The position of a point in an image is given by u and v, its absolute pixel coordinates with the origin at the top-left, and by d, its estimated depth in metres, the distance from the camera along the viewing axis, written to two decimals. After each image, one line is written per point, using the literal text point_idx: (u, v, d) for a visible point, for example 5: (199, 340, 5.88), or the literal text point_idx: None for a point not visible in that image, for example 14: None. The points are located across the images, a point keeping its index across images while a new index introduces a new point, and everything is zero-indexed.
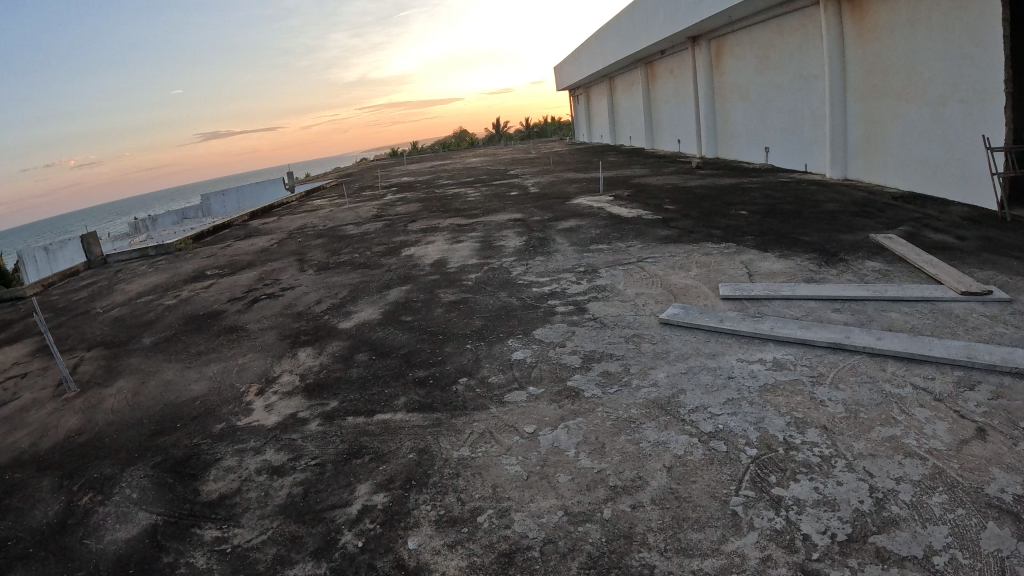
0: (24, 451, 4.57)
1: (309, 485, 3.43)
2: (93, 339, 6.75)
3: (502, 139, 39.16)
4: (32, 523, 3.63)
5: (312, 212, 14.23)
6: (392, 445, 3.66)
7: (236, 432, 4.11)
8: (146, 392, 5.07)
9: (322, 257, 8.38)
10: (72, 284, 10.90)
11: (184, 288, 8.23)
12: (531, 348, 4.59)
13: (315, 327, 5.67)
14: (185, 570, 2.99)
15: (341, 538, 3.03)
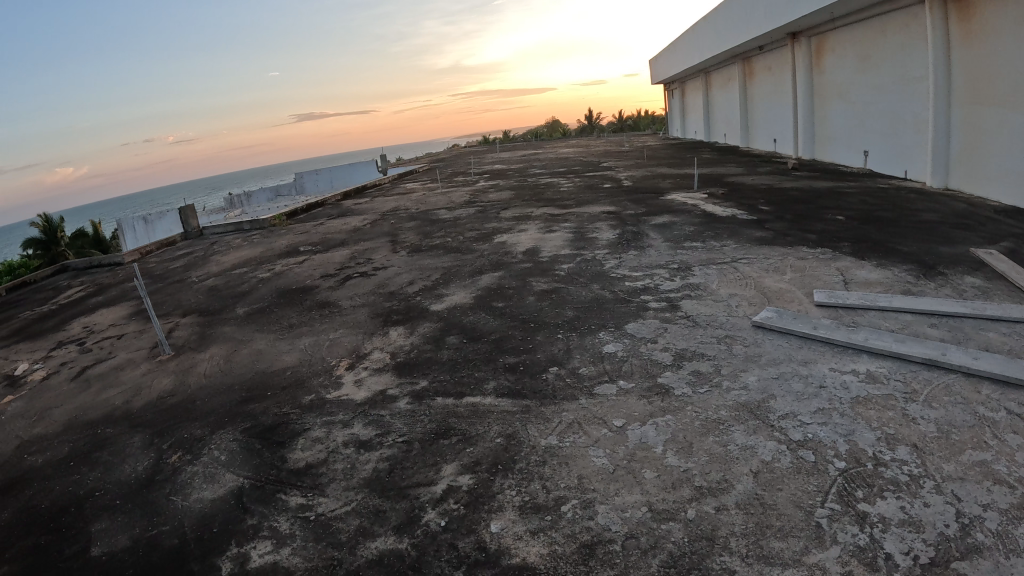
0: (119, 408, 4.84)
1: (395, 461, 3.49)
2: (190, 306, 7.08)
3: (592, 131, 38.83)
4: (121, 477, 3.88)
5: (405, 195, 14.46)
6: (480, 428, 3.69)
7: (327, 404, 4.22)
8: (238, 359, 5.28)
9: (415, 239, 8.51)
10: (172, 253, 11.47)
11: (278, 263, 8.52)
12: (622, 342, 4.54)
13: (407, 307, 5.76)
14: (267, 533, 3.10)
15: (424, 515, 3.07)
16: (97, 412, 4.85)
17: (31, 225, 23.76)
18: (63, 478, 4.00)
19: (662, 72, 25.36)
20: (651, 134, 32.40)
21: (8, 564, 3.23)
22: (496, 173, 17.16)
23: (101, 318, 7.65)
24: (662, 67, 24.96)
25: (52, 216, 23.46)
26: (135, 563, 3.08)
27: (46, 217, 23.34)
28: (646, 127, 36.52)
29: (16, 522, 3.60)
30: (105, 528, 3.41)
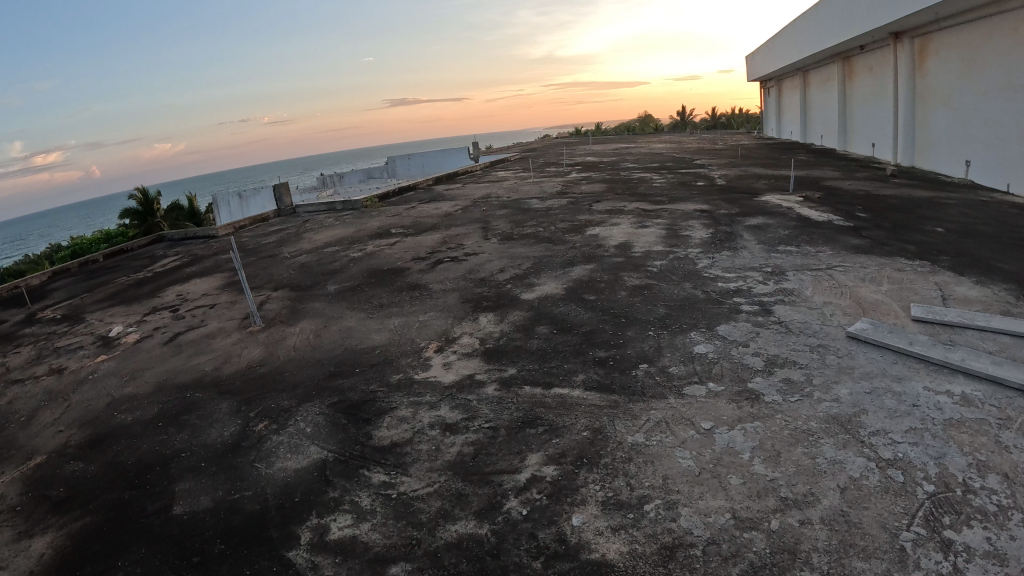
0: (209, 374, 5.04)
1: (480, 446, 3.50)
2: (282, 280, 7.30)
3: (683, 127, 38.04)
4: (208, 440, 4.04)
5: (495, 183, 14.51)
6: (567, 420, 3.66)
7: (414, 385, 4.28)
8: (327, 335, 5.42)
9: (506, 227, 8.54)
10: (266, 228, 11.87)
11: (369, 243, 8.69)
12: (714, 343, 4.43)
13: (498, 294, 5.79)
14: (349, 507, 3.16)
15: (506, 502, 3.07)
16: (187, 376, 5.07)
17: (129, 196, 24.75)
18: (152, 438, 4.19)
19: (759, 70, 24.67)
20: (745, 132, 31.53)
21: (89, 515, 3.52)
22: (583, 166, 16.99)
23: (196, 287, 7.97)
24: (759, 65, 24.25)
25: (148, 188, 24.47)
26: (216, 525, 3.21)
27: (143, 190, 24.34)
28: (739, 125, 35.55)
29: (104, 475, 3.88)
30: (188, 488, 3.57)
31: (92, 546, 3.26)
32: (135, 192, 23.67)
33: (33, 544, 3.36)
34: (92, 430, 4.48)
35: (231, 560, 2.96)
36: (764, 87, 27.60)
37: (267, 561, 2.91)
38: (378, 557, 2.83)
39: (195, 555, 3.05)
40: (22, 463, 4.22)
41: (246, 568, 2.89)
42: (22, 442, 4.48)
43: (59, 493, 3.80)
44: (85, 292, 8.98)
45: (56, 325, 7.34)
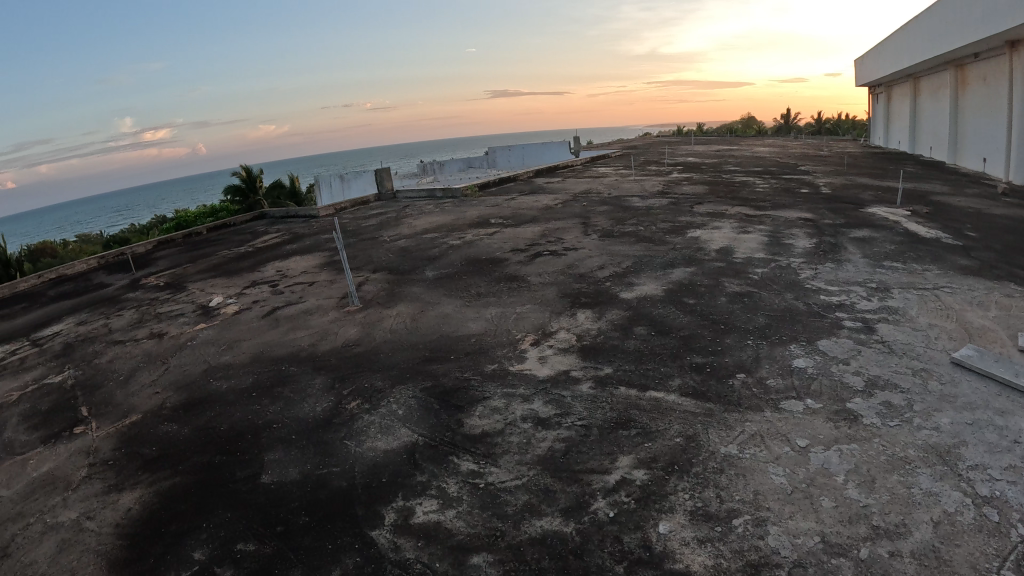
0: (305, 349, 5.16)
1: (571, 444, 3.45)
2: (380, 263, 7.45)
3: (786, 130, 36.72)
4: (301, 413, 4.13)
5: (596, 179, 14.34)
6: (660, 424, 3.58)
7: (508, 376, 4.27)
8: (423, 320, 5.47)
9: (606, 224, 8.46)
10: (367, 211, 12.16)
11: (468, 232, 8.77)
12: (813, 358, 4.27)
13: (596, 291, 5.72)
14: (436, 492, 3.17)
15: (594, 503, 3.01)
16: (283, 350, 5.20)
17: (236, 174, 25.50)
18: (245, 406, 4.32)
19: (867, 75, 23.71)
20: (851, 140, 30.31)
21: (181, 475, 3.65)
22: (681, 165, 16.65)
23: (296, 263, 8.21)
24: (868, 70, 23.23)
25: (252, 166, 25.33)
26: (302, 498, 3.27)
27: (246, 168, 25.18)
28: (844, 131, 34.19)
29: (196, 438, 4.02)
30: (277, 459, 3.65)
31: (181, 505, 3.39)
32: (238, 169, 24.46)
33: (120, 498, 3.58)
34: (188, 393, 4.66)
35: (314, 533, 3.02)
36: (873, 94, 26.48)
37: (350, 538, 2.94)
38: (461, 545, 2.82)
39: (280, 524, 3.11)
40: (119, 420, 4.46)
41: (329, 543, 2.94)
42: (121, 400, 4.74)
43: (151, 451, 3.97)
44: (190, 262, 9.41)
45: (162, 291, 7.74)
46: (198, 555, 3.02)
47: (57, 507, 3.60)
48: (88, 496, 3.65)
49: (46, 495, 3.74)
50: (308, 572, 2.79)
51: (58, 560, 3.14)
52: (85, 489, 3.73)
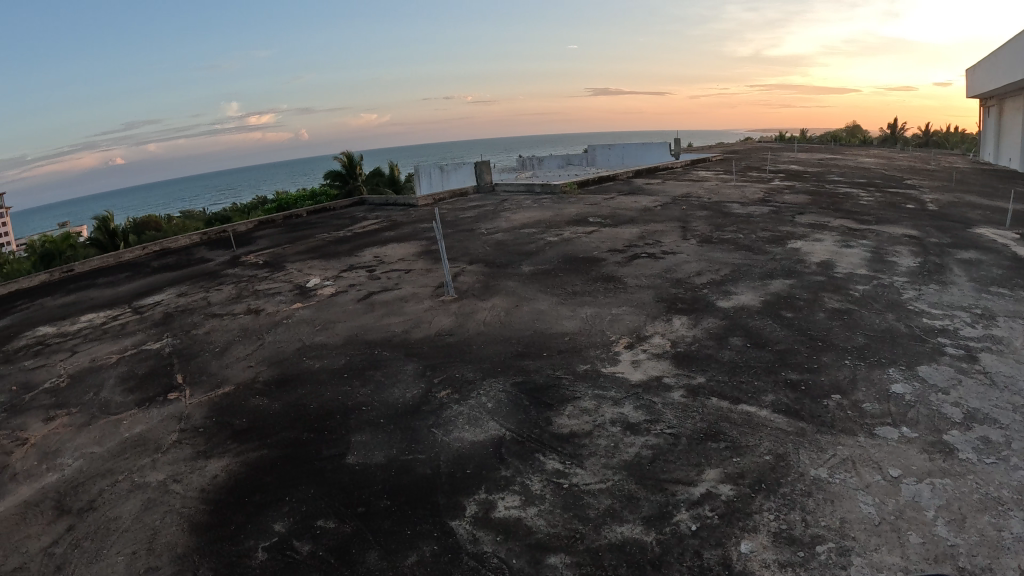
0: (398, 335, 5.24)
1: (659, 452, 3.40)
2: (476, 257, 7.53)
3: (891, 138, 34.97)
4: (390, 397, 4.19)
5: (698, 180, 13.97)
6: (750, 439, 3.48)
7: (599, 377, 4.23)
8: (517, 315, 5.46)
9: (705, 229, 8.30)
10: (465, 204, 12.32)
11: (566, 229, 8.76)
12: (912, 385, 4.06)
13: (693, 298, 5.62)
14: (519, 488, 3.16)
15: (676, 514, 2.95)
16: (376, 334, 5.29)
17: (337, 160, 25.42)
18: (337, 386, 4.42)
19: (981, 86, 22.47)
20: (962, 152, 28.78)
21: (268, 447, 3.75)
22: (781, 169, 16.11)
23: (394, 250, 8.35)
24: (982, 79, 21.98)
25: (354, 153, 25.33)
26: (386, 481, 3.31)
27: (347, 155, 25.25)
28: (952, 143, 32.48)
29: (286, 413, 4.12)
30: (364, 441, 3.70)
31: (266, 477, 3.49)
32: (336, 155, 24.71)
33: (208, 464, 3.70)
34: (280, 370, 4.80)
35: (394, 517, 3.05)
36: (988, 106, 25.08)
37: (429, 525, 2.96)
38: (539, 544, 2.80)
39: (360, 505, 3.16)
40: (212, 389, 4.64)
41: (408, 528, 2.96)
42: (215, 371, 4.94)
43: (241, 422, 4.09)
44: (289, 243, 9.76)
45: (261, 270, 8.05)
46: (278, 527, 3.09)
47: (146, 468, 3.77)
48: (177, 459, 3.80)
49: (137, 455, 3.93)
50: (385, 555, 2.82)
51: (141, 518, 3.31)
52: (175, 453, 3.87)
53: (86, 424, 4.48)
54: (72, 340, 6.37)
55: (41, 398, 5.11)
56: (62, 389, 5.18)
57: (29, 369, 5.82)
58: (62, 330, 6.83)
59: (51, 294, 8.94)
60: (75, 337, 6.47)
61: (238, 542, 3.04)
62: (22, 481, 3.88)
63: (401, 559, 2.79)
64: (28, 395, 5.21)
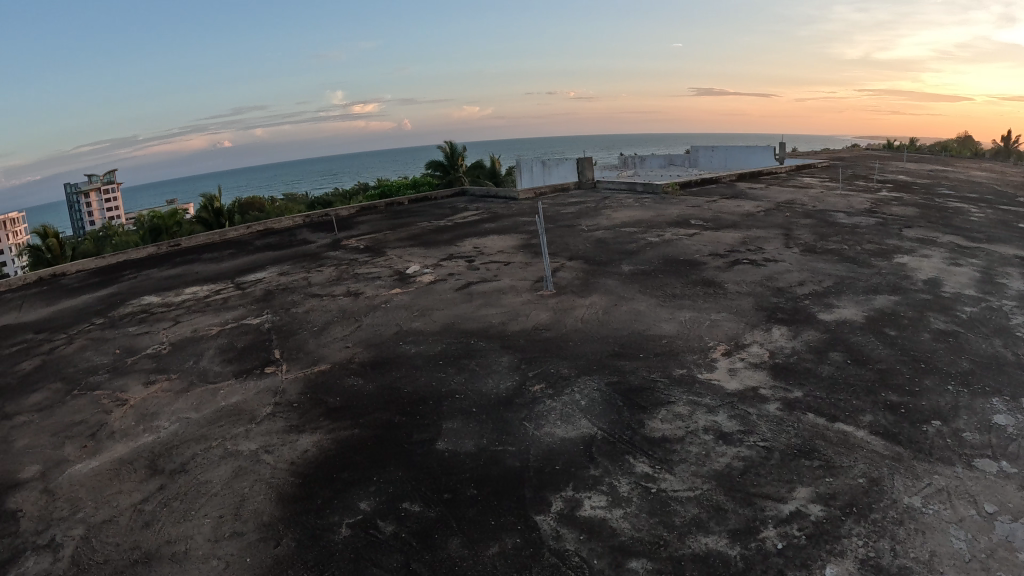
0: (495, 326, 5.29)
1: (751, 464, 3.31)
2: (575, 254, 7.52)
3: (1011, 151, 32.88)
4: (483, 387, 4.23)
5: (803, 186, 13.49)
6: (845, 460, 3.34)
7: (695, 383, 4.16)
8: (615, 314, 5.42)
9: (809, 238, 8.03)
10: (564, 200, 12.34)
11: (667, 230, 8.66)
12: (1017, 417, 3.76)
13: (794, 308, 5.45)
14: (607, 489, 3.14)
15: (763, 530, 2.85)
16: (474, 324, 5.36)
17: (439, 150, 25.35)
18: (432, 372, 4.50)
19: None
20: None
21: (360, 427, 3.85)
22: (889, 179, 15.38)
23: (494, 242, 8.41)
24: None
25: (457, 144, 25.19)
26: (474, 470, 3.35)
27: (450, 145, 25.20)
28: None
29: (379, 395, 4.23)
30: (454, 428, 3.76)
31: (355, 456, 3.58)
32: (438, 145, 24.96)
33: (299, 438, 3.82)
34: (376, 353, 4.91)
35: (479, 506, 3.08)
36: None
37: (512, 518, 2.98)
38: (622, 547, 2.77)
39: (446, 492, 3.20)
40: (308, 366, 4.81)
41: (492, 519, 2.99)
42: (312, 350, 5.10)
43: (335, 401, 4.21)
44: (389, 230, 10.02)
45: (361, 254, 8.29)
46: (363, 505, 3.17)
47: (239, 436, 3.93)
48: (271, 431, 3.94)
49: (232, 424, 4.10)
50: (467, 543, 2.85)
51: (231, 484, 3.46)
52: (268, 425, 4.02)
53: (185, 389, 4.73)
54: (176, 310, 6.73)
55: (144, 362, 5.43)
56: (163, 355, 5.47)
57: (135, 334, 6.19)
58: (168, 300, 7.22)
59: (162, 264, 9.48)
60: (180, 306, 6.84)
61: (323, 516, 3.13)
62: (122, 439, 4.15)
63: (483, 548, 2.81)
64: (132, 358, 5.54)
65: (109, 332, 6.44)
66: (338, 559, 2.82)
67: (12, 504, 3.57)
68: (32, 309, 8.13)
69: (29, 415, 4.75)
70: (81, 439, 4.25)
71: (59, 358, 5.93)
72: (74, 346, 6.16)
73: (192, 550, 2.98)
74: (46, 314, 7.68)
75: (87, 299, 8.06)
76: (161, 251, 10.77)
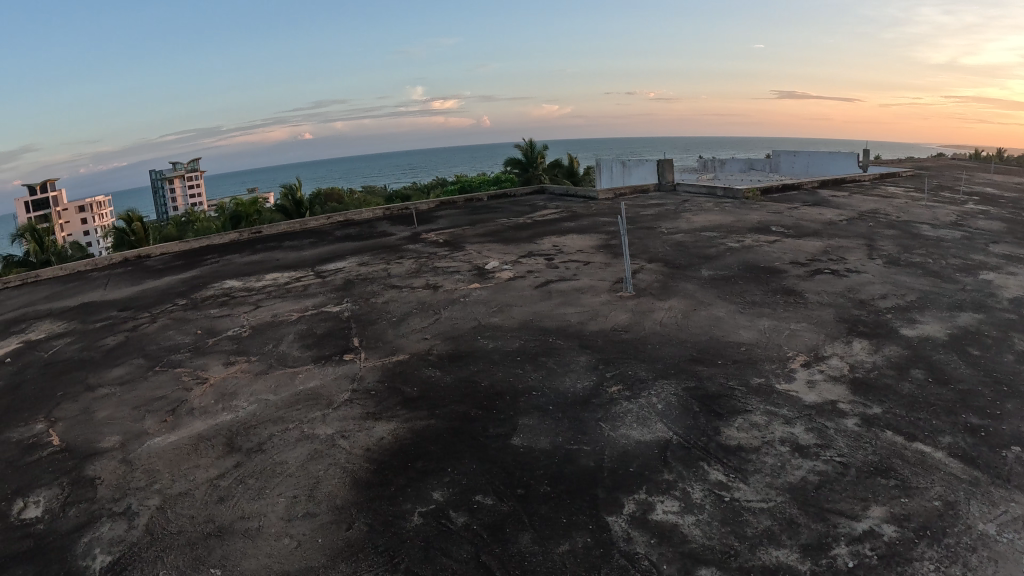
0: (574, 325, 5.30)
1: (827, 479, 3.24)
2: (654, 256, 7.47)
3: None
4: (559, 385, 4.26)
5: (888, 196, 13.05)
6: (921, 481, 3.21)
7: (773, 393, 4.09)
8: (694, 319, 5.36)
9: (892, 250, 7.76)
10: (643, 201, 12.27)
11: (748, 236, 8.51)
12: None
13: (875, 322, 5.29)
14: (680, 495, 3.13)
15: (835, 547, 2.78)
16: (552, 322, 5.38)
17: (519, 147, 25.32)
18: (509, 368, 4.55)
19: None
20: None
21: (436, 418, 3.92)
22: (980, 191, 14.71)
23: (574, 241, 8.41)
24: None
25: (536, 142, 25.25)
26: (548, 467, 3.38)
27: (529, 143, 25.23)
28: None
29: (456, 387, 4.30)
30: (530, 424, 3.79)
31: (430, 446, 3.64)
32: (516, 143, 24.99)
33: (375, 426, 3.91)
34: (454, 346, 4.99)
35: (552, 504, 3.10)
36: None
37: (583, 517, 2.99)
38: (693, 554, 2.75)
39: (520, 487, 3.24)
40: (386, 355, 4.91)
41: (564, 517, 3.00)
42: (390, 340, 5.21)
43: (412, 391, 4.30)
44: (468, 225, 10.15)
45: (439, 248, 8.43)
46: (436, 495, 3.23)
47: (316, 420, 4.05)
48: (348, 417, 4.05)
49: (309, 408, 4.23)
50: (537, 539, 2.88)
51: (306, 466, 3.56)
52: (345, 411, 4.13)
53: (264, 372, 4.89)
54: (256, 295, 6.97)
55: (224, 343, 5.64)
56: (243, 337, 5.67)
57: (216, 316, 6.43)
58: (248, 285, 7.48)
59: (245, 250, 9.84)
60: (262, 291, 7.08)
61: (396, 503, 3.20)
62: (201, 416, 4.32)
63: (554, 546, 2.83)
64: (213, 339, 5.76)
65: (190, 312, 6.72)
66: (408, 546, 2.88)
67: (93, 472, 3.78)
68: (118, 288, 8.54)
69: (113, 388, 5.00)
70: (161, 414, 4.45)
71: (142, 335, 6.22)
72: (157, 325, 6.46)
73: (264, 526, 3.09)
74: (131, 293, 8.05)
75: (170, 280, 8.41)
76: (244, 237, 11.17)
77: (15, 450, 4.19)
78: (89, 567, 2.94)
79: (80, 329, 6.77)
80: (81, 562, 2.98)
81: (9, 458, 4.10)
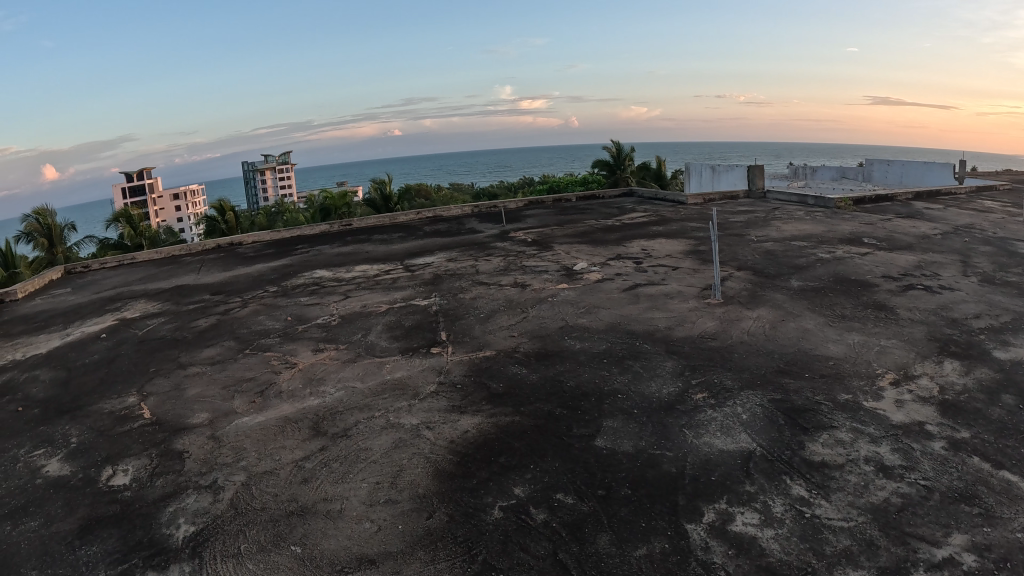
0: (662, 330, 5.28)
1: (910, 502, 3.14)
2: (744, 264, 7.35)
3: None
4: (645, 390, 4.25)
5: (989, 210, 12.40)
6: (1006, 511, 3.06)
7: (860, 411, 3.98)
8: (782, 331, 5.25)
9: (991, 268, 7.39)
10: (731, 207, 12.05)
11: (840, 247, 8.26)
12: None
13: (969, 343, 5.07)
14: (760, 508, 3.09)
15: (913, 573, 2.69)
16: (640, 326, 5.37)
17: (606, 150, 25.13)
18: (595, 370, 4.57)
19: None
20: None
21: (520, 416, 3.98)
22: None
23: (662, 246, 8.35)
24: None
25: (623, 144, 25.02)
26: (630, 470, 3.40)
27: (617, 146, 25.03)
28: None
29: (543, 385, 4.36)
30: (614, 427, 3.81)
31: (513, 442, 3.71)
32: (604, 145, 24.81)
33: (460, 419, 4.00)
34: (540, 345, 5.04)
35: (632, 507, 3.11)
36: None
37: (663, 523, 2.99)
38: (770, 567, 2.72)
39: (601, 488, 3.26)
40: (472, 350, 5.01)
41: (643, 521, 3.02)
42: (477, 335, 5.30)
43: (497, 387, 4.37)
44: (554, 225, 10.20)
45: (527, 247, 8.51)
46: (518, 491, 3.28)
47: (401, 410, 4.17)
48: (433, 409, 4.15)
49: (395, 398, 4.35)
50: (615, 541, 2.89)
51: (389, 454, 3.67)
52: (430, 402, 4.24)
53: (352, 360, 5.06)
54: (345, 285, 7.20)
55: (313, 330, 5.85)
56: (332, 326, 5.87)
57: (304, 304, 6.68)
58: (339, 275, 7.72)
59: (336, 242, 10.15)
60: (352, 282, 7.31)
61: (477, 495, 3.28)
62: (289, 399, 4.51)
63: (631, 549, 2.84)
64: (302, 326, 5.99)
65: (280, 299, 6.99)
66: (487, 539, 2.94)
67: (181, 446, 4.00)
68: (212, 272, 8.95)
69: (203, 368, 5.27)
70: (250, 394, 4.66)
71: (233, 319, 6.51)
72: (247, 310, 6.75)
73: (345, 509, 3.21)
74: (223, 278, 8.43)
75: (260, 267, 8.76)
76: (335, 228, 11.53)
77: (109, 420, 4.48)
78: (172, 535, 3.12)
79: (174, 310, 7.14)
80: (166, 530, 3.17)
81: (105, 427, 4.37)
